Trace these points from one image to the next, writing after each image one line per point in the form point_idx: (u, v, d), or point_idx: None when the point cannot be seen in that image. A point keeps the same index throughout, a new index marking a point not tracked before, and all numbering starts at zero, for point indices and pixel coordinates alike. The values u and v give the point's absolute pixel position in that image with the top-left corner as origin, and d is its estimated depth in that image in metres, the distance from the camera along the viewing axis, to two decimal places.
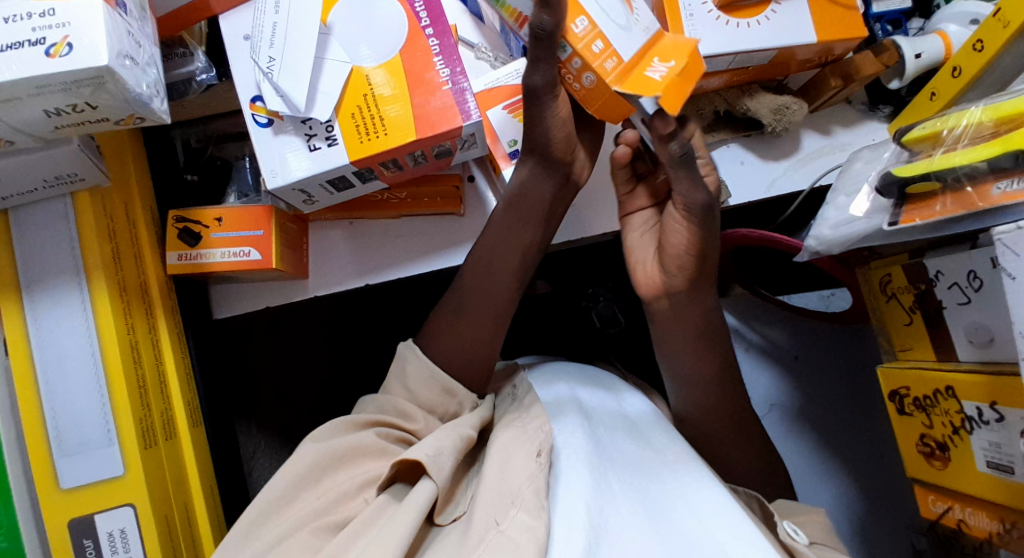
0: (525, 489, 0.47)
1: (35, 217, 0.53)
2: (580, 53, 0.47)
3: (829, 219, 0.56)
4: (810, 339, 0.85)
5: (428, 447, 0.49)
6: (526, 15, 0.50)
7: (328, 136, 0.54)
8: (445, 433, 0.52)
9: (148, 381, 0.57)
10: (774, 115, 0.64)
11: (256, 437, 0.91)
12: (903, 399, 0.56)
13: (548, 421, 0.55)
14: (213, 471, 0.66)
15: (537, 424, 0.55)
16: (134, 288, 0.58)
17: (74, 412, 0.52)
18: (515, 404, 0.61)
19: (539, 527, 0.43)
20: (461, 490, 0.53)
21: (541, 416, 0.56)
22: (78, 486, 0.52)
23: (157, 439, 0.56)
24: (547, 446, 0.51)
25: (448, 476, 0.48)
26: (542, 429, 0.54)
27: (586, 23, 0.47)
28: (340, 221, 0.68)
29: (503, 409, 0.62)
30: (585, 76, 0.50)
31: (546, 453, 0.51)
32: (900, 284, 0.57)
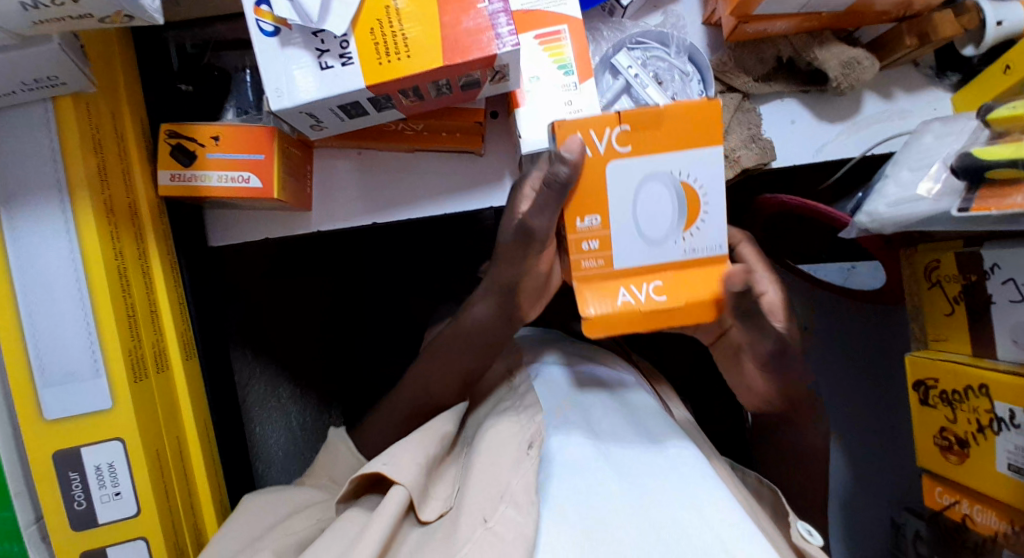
0: (514, 482, 0.45)
1: (15, 122, 0.47)
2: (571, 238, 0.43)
3: (886, 196, 0.52)
4: (825, 314, 0.84)
5: (382, 457, 0.49)
6: (564, 34, 0.57)
7: (343, 54, 0.47)
8: (413, 440, 0.51)
9: (138, 311, 0.53)
10: (842, 69, 0.59)
11: (253, 364, 0.84)
12: (929, 391, 0.54)
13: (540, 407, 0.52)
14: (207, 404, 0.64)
15: (531, 413, 0.52)
16: (123, 208, 0.53)
17: (55, 342, 0.48)
18: (510, 392, 0.58)
19: (525, 534, 0.41)
20: (453, 480, 0.51)
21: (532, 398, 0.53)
22: (63, 418, 0.49)
23: (147, 372, 0.53)
24: (538, 436, 0.48)
25: (414, 477, 0.48)
26: (533, 416, 0.51)
27: (593, 221, 0.43)
28: (348, 150, 0.64)
29: (497, 396, 0.59)
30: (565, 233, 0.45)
31: (537, 444, 0.48)
32: (949, 272, 0.54)
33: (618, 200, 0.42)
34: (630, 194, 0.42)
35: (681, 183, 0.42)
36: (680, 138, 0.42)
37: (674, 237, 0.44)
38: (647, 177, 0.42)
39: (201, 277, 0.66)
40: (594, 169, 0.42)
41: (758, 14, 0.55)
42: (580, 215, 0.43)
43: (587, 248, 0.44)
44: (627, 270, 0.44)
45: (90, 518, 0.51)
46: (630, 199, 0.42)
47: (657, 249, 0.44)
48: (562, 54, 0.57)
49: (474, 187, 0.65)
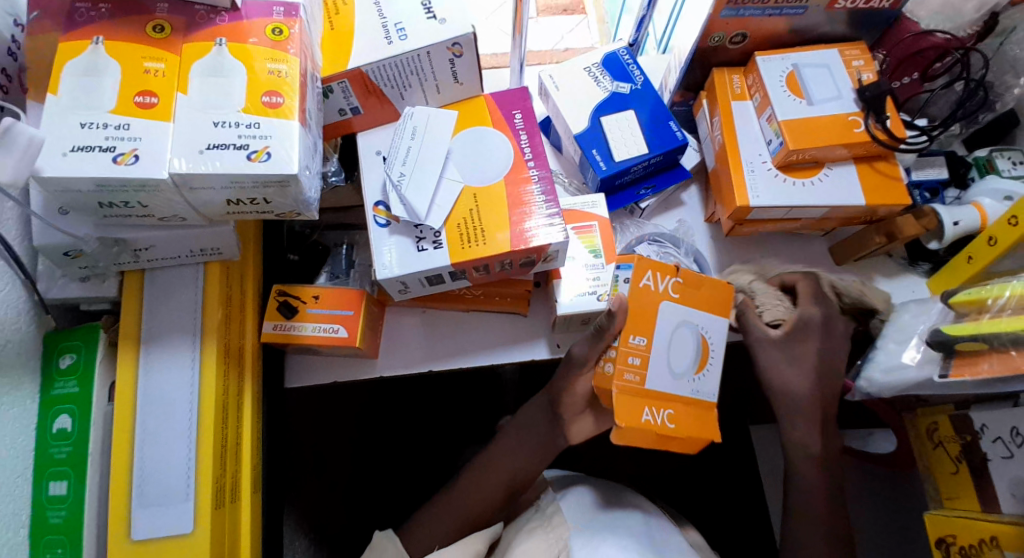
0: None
1: (168, 277, 0.59)
2: (620, 352, 0.58)
3: (880, 363, 0.61)
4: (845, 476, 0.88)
5: None
6: (595, 228, 0.71)
7: (436, 240, 0.61)
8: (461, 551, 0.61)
9: (229, 442, 0.60)
10: (884, 234, 0.71)
11: None
12: (950, 547, 0.58)
13: (568, 531, 0.64)
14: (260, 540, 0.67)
15: (559, 533, 0.64)
16: (234, 350, 0.63)
17: (160, 465, 0.55)
18: (540, 521, 0.66)
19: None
20: None
21: (562, 526, 0.64)
22: (148, 539, 0.54)
23: (226, 499, 0.58)
24: None
25: None
26: (562, 539, 0.63)
27: (641, 343, 0.58)
28: (415, 309, 0.76)
29: (524, 518, 0.68)
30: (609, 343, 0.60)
31: None
32: (946, 433, 0.61)
33: (656, 337, 0.58)
34: (671, 329, 0.59)
35: (702, 335, 0.60)
36: (705, 305, 0.60)
37: (690, 375, 0.59)
38: (683, 323, 0.59)
39: (273, 415, 0.73)
40: (653, 301, 0.58)
41: (751, 218, 0.71)
42: (632, 335, 0.58)
43: (628, 363, 0.58)
44: (649, 393, 0.57)
45: None
46: (666, 336, 0.59)
47: (676, 380, 0.58)
48: (593, 242, 0.71)
49: (520, 344, 0.75)
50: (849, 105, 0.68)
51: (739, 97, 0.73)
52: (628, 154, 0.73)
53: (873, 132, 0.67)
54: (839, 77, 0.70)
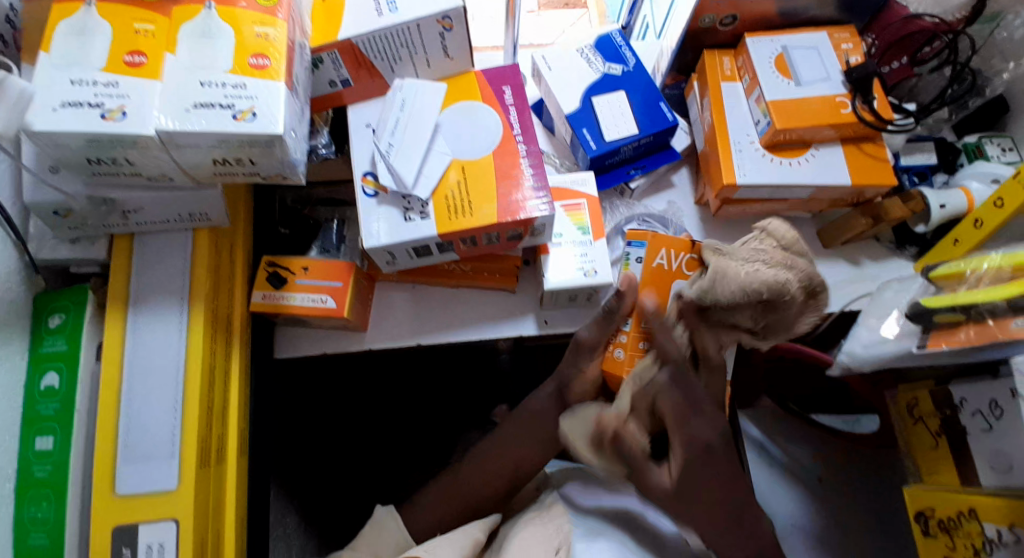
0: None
1: (158, 243, 0.60)
2: (630, 339, 0.64)
3: (861, 338, 0.61)
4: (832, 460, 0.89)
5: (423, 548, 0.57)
6: (583, 205, 0.72)
7: (423, 211, 0.62)
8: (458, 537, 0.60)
9: (214, 405, 0.61)
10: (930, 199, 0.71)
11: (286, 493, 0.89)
12: (928, 520, 0.58)
13: (568, 521, 0.61)
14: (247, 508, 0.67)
15: (558, 522, 0.61)
16: (221, 317, 0.64)
17: (146, 424, 0.56)
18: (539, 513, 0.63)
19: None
20: None
21: (561, 515, 0.62)
22: (133, 495, 0.55)
23: (211, 459, 0.59)
24: (565, 544, 0.57)
25: None
26: (562, 527, 0.60)
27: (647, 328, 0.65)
28: (404, 284, 0.76)
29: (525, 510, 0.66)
30: (620, 327, 0.65)
31: (563, 551, 0.57)
32: (926, 408, 0.61)
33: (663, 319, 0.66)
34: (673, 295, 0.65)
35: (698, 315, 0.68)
36: None
37: None
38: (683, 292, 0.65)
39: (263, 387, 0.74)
40: (668, 278, 0.65)
41: (738, 197, 0.71)
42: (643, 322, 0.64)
43: (636, 348, 0.64)
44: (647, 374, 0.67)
45: None
46: None
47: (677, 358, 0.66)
48: (581, 219, 0.71)
49: (508, 322, 0.76)
50: (837, 87, 0.69)
51: (729, 79, 0.74)
52: (618, 134, 0.74)
53: (860, 112, 0.68)
54: (827, 59, 0.71)
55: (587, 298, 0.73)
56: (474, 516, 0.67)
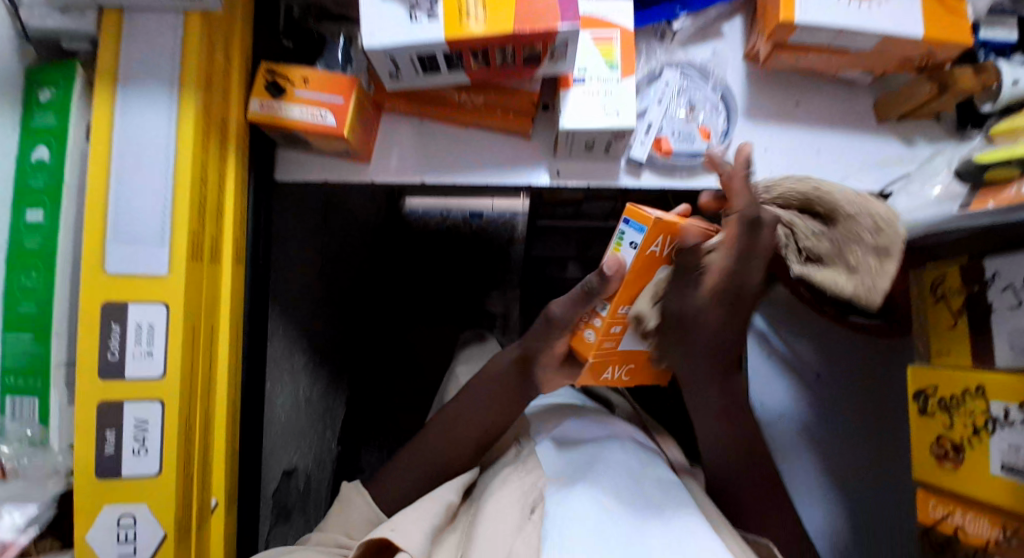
0: (517, 545, 0.51)
1: (146, 19, 0.55)
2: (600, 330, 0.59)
3: (898, 204, 0.57)
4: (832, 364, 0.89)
5: (390, 523, 0.55)
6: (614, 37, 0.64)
7: (432, 11, 0.56)
8: (428, 504, 0.58)
9: (208, 203, 0.58)
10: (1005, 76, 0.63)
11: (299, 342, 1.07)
12: (928, 399, 0.56)
13: (544, 476, 0.59)
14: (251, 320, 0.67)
15: (533, 480, 0.59)
16: (216, 118, 0.60)
17: (136, 205, 0.54)
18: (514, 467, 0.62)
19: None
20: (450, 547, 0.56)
21: (538, 471, 0.60)
22: (121, 275, 0.53)
23: (203, 257, 0.58)
24: (540, 503, 0.55)
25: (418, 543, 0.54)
26: (537, 485, 0.58)
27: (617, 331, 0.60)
28: (410, 116, 0.72)
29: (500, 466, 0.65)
30: (597, 309, 0.59)
31: (538, 509, 0.55)
32: (953, 286, 0.57)
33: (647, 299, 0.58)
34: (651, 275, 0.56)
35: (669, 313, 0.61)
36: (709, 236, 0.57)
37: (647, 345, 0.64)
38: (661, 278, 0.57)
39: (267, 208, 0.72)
40: (655, 266, 0.56)
41: (792, 42, 0.64)
42: (623, 305, 0.57)
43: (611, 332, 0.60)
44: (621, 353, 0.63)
45: (117, 371, 0.53)
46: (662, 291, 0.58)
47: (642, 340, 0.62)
48: (611, 54, 0.63)
49: (518, 169, 0.71)
50: None
51: None
52: None
53: None
54: None
55: (605, 146, 0.66)
56: (452, 460, 0.66)
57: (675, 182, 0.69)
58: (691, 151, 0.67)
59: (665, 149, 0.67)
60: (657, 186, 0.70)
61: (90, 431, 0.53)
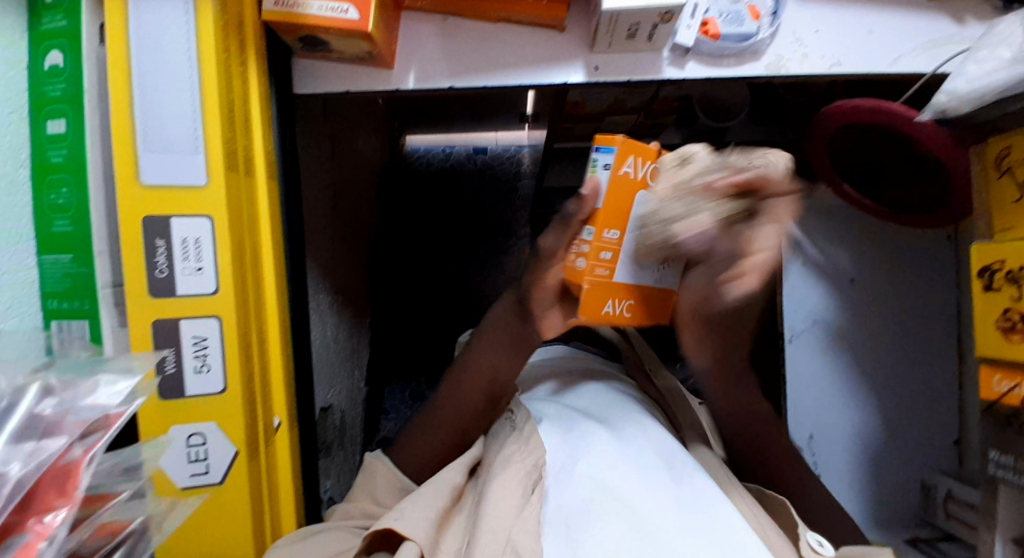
0: (518, 531, 0.47)
1: None
2: (595, 248, 0.54)
3: (968, 74, 0.56)
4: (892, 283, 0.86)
5: (394, 512, 0.51)
6: None
7: None
8: (433, 487, 0.54)
9: (237, 109, 0.55)
10: None
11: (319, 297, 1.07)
12: (994, 274, 0.55)
13: (543, 456, 0.54)
14: (300, 240, 0.64)
15: (533, 456, 0.54)
16: (231, 13, 0.56)
17: (165, 111, 0.50)
18: (514, 433, 0.59)
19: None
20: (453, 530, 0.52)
21: (538, 447, 0.55)
22: (159, 186, 0.50)
23: (240, 167, 0.55)
24: (539, 484, 0.51)
25: (423, 529, 0.50)
26: (537, 468, 0.53)
27: (609, 257, 0.55)
28: (435, 15, 0.67)
29: (501, 437, 0.60)
30: (584, 233, 0.55)
31: (538, 491, 0.51)
32: (1020, 155, 0.54)
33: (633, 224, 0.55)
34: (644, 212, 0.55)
35: None
36: None
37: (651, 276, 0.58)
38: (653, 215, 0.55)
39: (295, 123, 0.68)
40: (631, 187, 0.54)
41: None
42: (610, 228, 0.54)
43: (599, 257, 0.55)
44: (619, 285, 0.56)
45: (168, 288, 0.51)
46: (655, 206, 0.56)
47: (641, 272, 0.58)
48: None
49: (554, 68, 0.67)
50: None
51: None
52: None
53: None
54: None
55: (649, 34, 0.63)
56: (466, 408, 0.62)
57: (723, 70, 0.67)
58: (740, 34, 0.65)
59: (713, 33, 0.65)
60: (703, 75, 0.68)
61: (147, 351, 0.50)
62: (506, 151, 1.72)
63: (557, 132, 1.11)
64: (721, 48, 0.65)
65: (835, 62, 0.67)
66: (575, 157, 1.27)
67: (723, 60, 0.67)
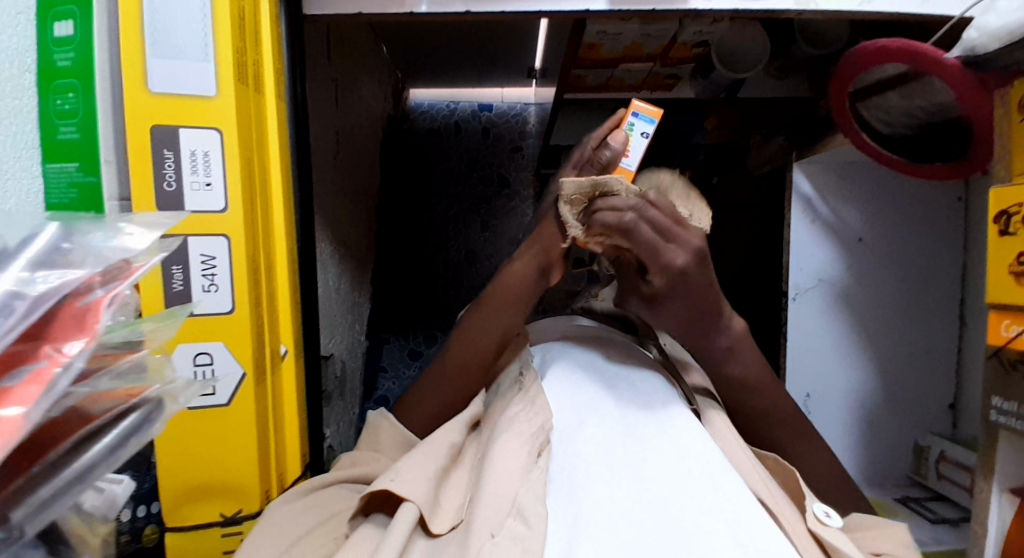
0: (523, 490, 0.47)
1: None
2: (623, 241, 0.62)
3: (999, 9, 0.54)
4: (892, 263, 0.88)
5: (390, 472, 0.52)
6: None
7: None
8: (430, 450, 0.55)
9: (247, 20, 0.53)
10: None
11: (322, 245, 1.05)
12: (1011, 218, 0.55)
13: (549, 417, 0.53)
14: (301, 162, 0.63)
15: (539, 415, 0.54)
16: None
17: (174, 14, 0.48)
18: (520, 393, 0.58)
19: (531, 549, 0.42)
20: (454, 489, 0.53)
21: (544, 408, 0.54)
22: (169, 95, 0.49)
23: (249, 81, 0.53)
24: (546, 448, 0.51)
25: (422, 490, 0.50)
26: (543, 429, 0.52)
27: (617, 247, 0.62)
28: None
29: (507, 396, 0.60)
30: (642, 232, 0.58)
31: (544, 454, 0.50)
32: None
33: None
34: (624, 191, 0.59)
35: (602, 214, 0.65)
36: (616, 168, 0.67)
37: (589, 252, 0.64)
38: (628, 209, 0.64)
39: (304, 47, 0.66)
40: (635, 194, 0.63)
41: None
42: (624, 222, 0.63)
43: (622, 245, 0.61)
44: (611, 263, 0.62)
45: (176, 202, 0.50)
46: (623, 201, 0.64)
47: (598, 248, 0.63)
48: None
49: None
50: None
51: None
52: None
53: None
54: None
55: None
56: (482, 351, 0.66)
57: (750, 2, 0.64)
58: None
59: None
60: (729, 8, 0.65)
61: (154, 266, 0.49)
62: (512, 109, 1.70)
63: (567, 80, 1.08)
64: None
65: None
66: (582, 111, 1.25)
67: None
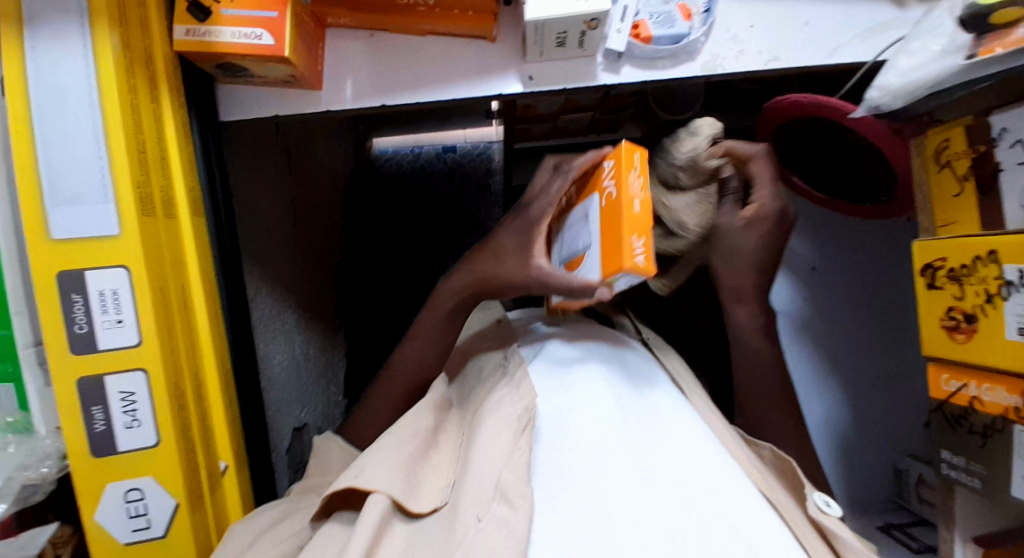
0: (506, 474, 0.47)
1: None
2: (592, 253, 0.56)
3: (897, 67, 0.52)
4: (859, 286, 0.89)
5: (355, 467, 0.50)
6: None
7: None
8: (408, 431, 0.54)
9: (149, 151, 0.53)
10: None
11: (285, 318, 1.03)
12: (937, 272, 0.54)
13: (535, 398, 0.53)
14: (218, 271, 0.63)
15: (523, 397, 0.53)
16: (138, 51, 0.53)
17: (71, 158, 0.48)
18: (504, 378, 0.58)
19: (518, 531, 0.43)
20: (427, 470, 0.52)
21: (528, 392, 0.53)
22: (71, 240, 0.49)
23: (156, 211, 0.52)
24: (528, 427, 0.50)
25: (397, 480, 0.49)
26: (528, 410, 0.51)
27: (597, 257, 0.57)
28: (359, 30, 0.63)
29: (491, 382, 0.59)
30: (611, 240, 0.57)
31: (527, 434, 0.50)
32: (957, 149, 0.53)
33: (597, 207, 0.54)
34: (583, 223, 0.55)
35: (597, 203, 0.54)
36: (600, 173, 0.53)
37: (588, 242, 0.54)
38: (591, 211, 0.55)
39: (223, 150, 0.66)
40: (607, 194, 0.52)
41: None
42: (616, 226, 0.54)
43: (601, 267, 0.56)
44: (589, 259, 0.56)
45: (89, 344, 0.50)
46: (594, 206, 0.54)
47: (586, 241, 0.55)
48: None
49: (485, 78, 0.64)
50: None
51: None
52: None
53: None
54: None
55: (579, 41, 0.60)
56: None
57: (659, 72, 0.64)
58: (672, 35, 0.62)
59: (646, 37, 0.62)
60: (640, 79, 0.64)
61: (75, 409, 0.50)
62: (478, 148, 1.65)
63: (514, 131, 1.08)
64: (656, 51, 0.62)
65: (773, 57, 0.64)
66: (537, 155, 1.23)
67: (660, 61, 0.64)
